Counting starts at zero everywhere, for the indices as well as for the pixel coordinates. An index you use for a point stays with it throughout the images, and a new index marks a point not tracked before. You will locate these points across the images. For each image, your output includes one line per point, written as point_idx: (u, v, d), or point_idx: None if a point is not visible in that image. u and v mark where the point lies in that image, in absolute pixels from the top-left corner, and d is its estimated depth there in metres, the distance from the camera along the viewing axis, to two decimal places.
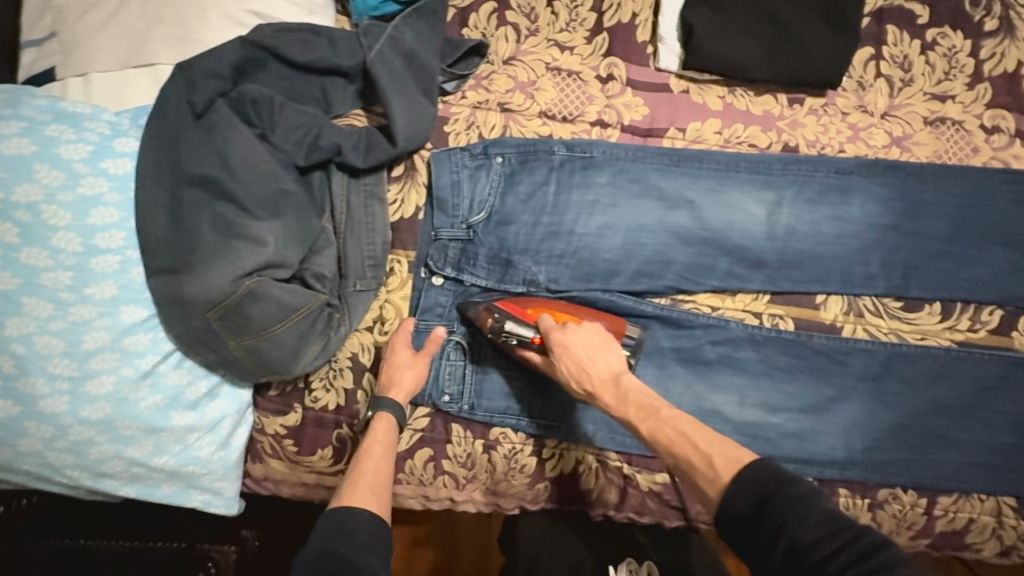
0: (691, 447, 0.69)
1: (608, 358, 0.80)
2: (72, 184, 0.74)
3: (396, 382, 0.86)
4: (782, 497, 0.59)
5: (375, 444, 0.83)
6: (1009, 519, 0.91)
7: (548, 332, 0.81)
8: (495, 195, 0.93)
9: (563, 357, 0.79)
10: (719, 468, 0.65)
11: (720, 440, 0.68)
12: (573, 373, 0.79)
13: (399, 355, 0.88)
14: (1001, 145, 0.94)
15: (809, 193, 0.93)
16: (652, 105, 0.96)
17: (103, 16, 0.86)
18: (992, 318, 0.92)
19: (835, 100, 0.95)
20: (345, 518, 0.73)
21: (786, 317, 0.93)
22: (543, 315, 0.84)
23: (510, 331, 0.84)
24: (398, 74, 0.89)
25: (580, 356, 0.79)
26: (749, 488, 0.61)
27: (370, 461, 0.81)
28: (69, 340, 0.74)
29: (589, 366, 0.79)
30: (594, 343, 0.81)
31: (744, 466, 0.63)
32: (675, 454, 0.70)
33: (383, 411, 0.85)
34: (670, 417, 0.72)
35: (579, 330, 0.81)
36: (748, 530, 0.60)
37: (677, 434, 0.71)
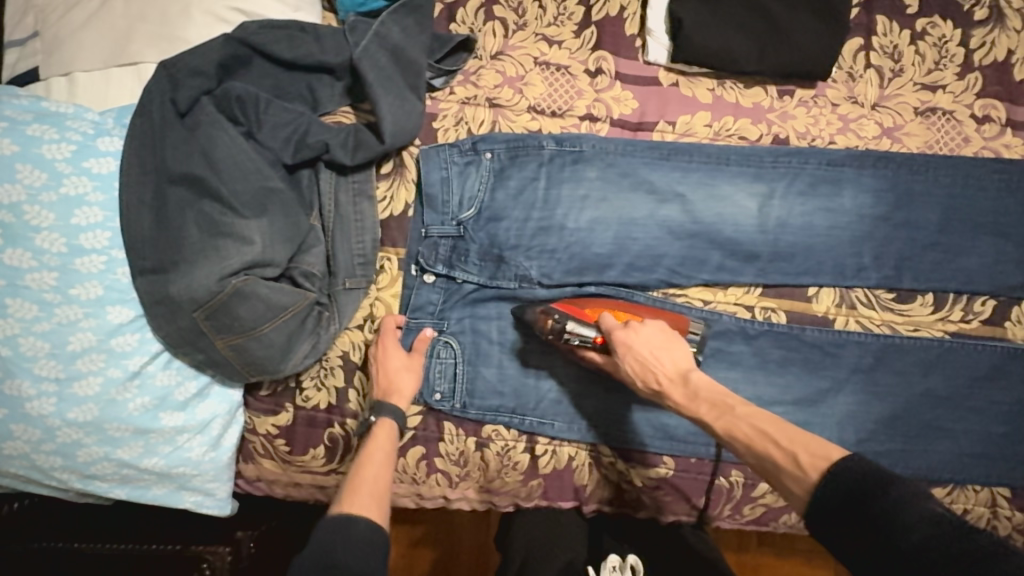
0: (772, 444, 0.66)
1: (673, 355, 0.78)
2: (55, 184, 0.73)
3: (396, 387, 0.85)
4: (881, 497, 0.56)
5: (378, 450, 0.79)
6: (1004, 510, 0.90)
7: (611, 332, 0.80)
8: (485, 190, 0.92)
9: (628, 356, 0.78)
10: (803, 465, 0.62)
11: (795, 435, 0.66)
12: (638, 372, 0.78)
13: (393, 357, 0.87)
14: (992, 135, 0.93)
15: (800, 185, 0.92)
16: (641, 98, 0.95)
17: (85, 15, 0.85)
18: (984, 309, 0.92)
19: (825, 91, 0.94)
20: (340, 524, 0.67)
21: (778, 310, 0.93)
22: (603, 314, 0.83)
23: (571, 333, 0.82)
24: (385, 71, 0.88)
25: (645, 355, 0.77)
26: (843, 487, 0.58)
27: (371, 468, 0.76)
28: (54, 342, 0.74)
29: (656, 365, 0.77)
30: (658, 340, 0.78)
31: (832, 463, 0.60)
32: (754, 452, 0.67)
33: (386, 416, 0.83)
34: (746, 415, 0.70)
35: (641, 329, 0.79)
36: (842, 529, 0.58)
37: (755, 432, 0.68)
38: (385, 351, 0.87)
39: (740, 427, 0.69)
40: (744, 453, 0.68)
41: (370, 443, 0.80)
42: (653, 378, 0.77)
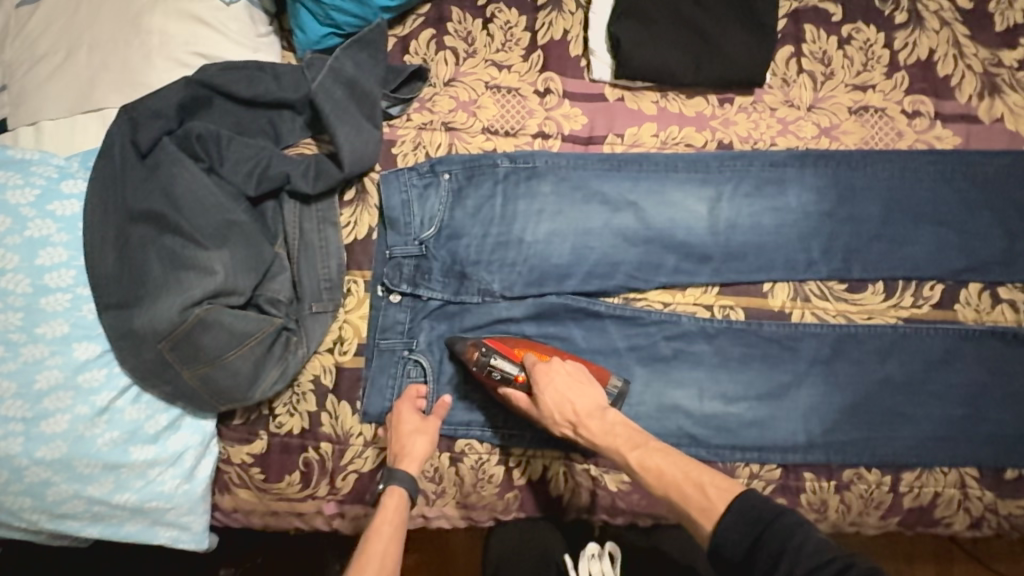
0: (683, 478, 0.74)
1: (591, 391, 0.84)
2: (19, 228, 0.76)
3: (407, 451, 0.85)
4: (778, 528, 0.65)
5: (388, 523, 0.80)
6: (974, 490, 0.92)
7: (533, 367, 0.85)
8: (444, 210, 0.95)
9: (546, 389, 0.83)
10: (711, 496, 0.71)
11: (700, 468, 0.75)
12: (552, 407, 0.82)
13: (403, 424, 0.87)
14: (923, 128, 0.98)
15: (746, 187, 0.96)
16: (589, 114, 1.00)
17: (50, 67, 0.89)
18: (934, 293, 0.95)
19: (762, 97, 0.99)
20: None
21: (736, 307, 0.95)
22: (526, 353, 0.87)
23: (496, 365, 0.85)
24: (341, 103, 0.93)
25: (560, 391, 0.82)
26: (744, 519, 0.67)
27: (379, 543, 0.78)
28: (20, 382, 0.75)
29: (573, 399, 0.82)
30: (574, 378, 0.85)
31: (735, 496, 0.70)
32: (665, 485, 0.75)
33: (396, 484, 0.83)
34: (657, 448, 0.78)
35: (557, 367, 0.85)
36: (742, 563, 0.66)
37: (668, 462, 0.76)
38: (396, 421, 0.88)
39: (653, 459, 0.77)
40: (655, 485, 0.76)
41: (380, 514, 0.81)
42: (570, 412, 0.82)
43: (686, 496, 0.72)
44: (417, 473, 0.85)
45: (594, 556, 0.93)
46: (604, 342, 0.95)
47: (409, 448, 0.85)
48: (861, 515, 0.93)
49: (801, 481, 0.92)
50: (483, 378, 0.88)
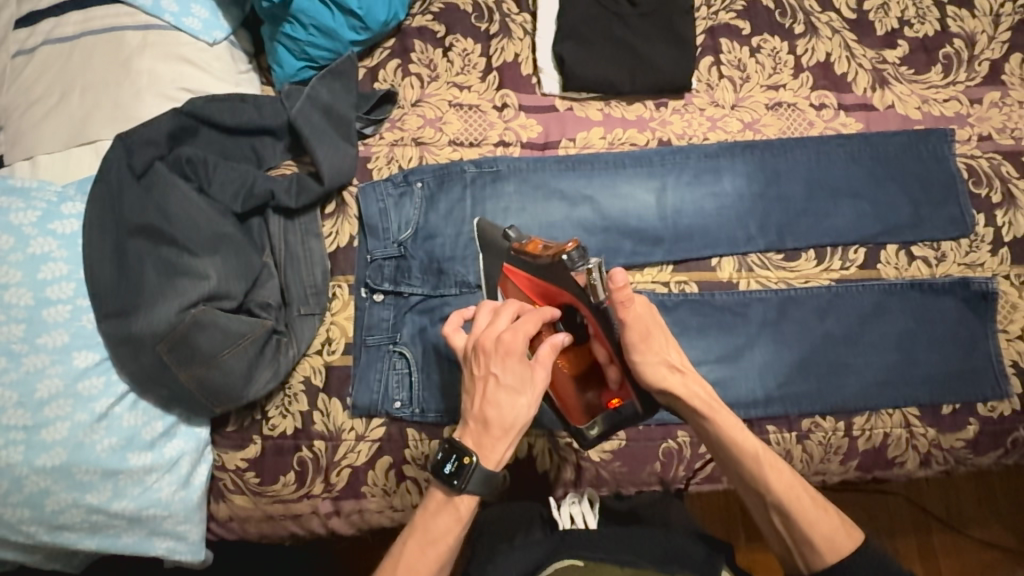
0: (810, 504, 0.80)
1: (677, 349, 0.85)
2: (22, 245, 0.81)
3: (512, 420, 0.77)
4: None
5: (447, 533, 0.78)
6: (918, 428, 1.02)
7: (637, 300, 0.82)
8: (419, 214, 1.04)
9: (655, 327, 0.81)
10: (842, 531, 0.79)
11: (820, 497, 0.82)
12: (657, 353, 0.80)
13: (509, 382, 0.76)
14: (830, 117, 1.14)
15: (686, 176, 1.09)
16: (543, 123, 1.12)
17: (45, 107, 0.97)
18: (858, 256, 1.07)
19: (692, 100, 1.14)
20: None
21: (689, 281, 1.06)
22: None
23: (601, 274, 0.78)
24: (318, 125, 1.03)
25: (663, 338, 0.82)
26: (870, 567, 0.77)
27: (430, 550, 0.77)
28: (22, 391, 0.78)
29: (670, 350, 0.82)
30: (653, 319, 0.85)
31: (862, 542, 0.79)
32: (792, 506, 0.80)
33: (473, 483, 0.77)
34: (786, 467, 0.83)
35: (655, 311, 0.81)
36: None
37: (795, 481, 0.82)
38: (511, 362, 0.76)
39: (782, 473, 0.81)
40: (780, 497, 0.80)
41: (443, 519, 0.79)
42: (672, 366, 0.82)
43: (815, 524, 0.79)
44: (497, 454, 0.77)
45: (574, 501, 0.93)
46: None
47: (509, 414, 0.77)
48: (823, 462, 1.02)
49: (765, 434, 1.00)
50: (564, 275, 0.80)
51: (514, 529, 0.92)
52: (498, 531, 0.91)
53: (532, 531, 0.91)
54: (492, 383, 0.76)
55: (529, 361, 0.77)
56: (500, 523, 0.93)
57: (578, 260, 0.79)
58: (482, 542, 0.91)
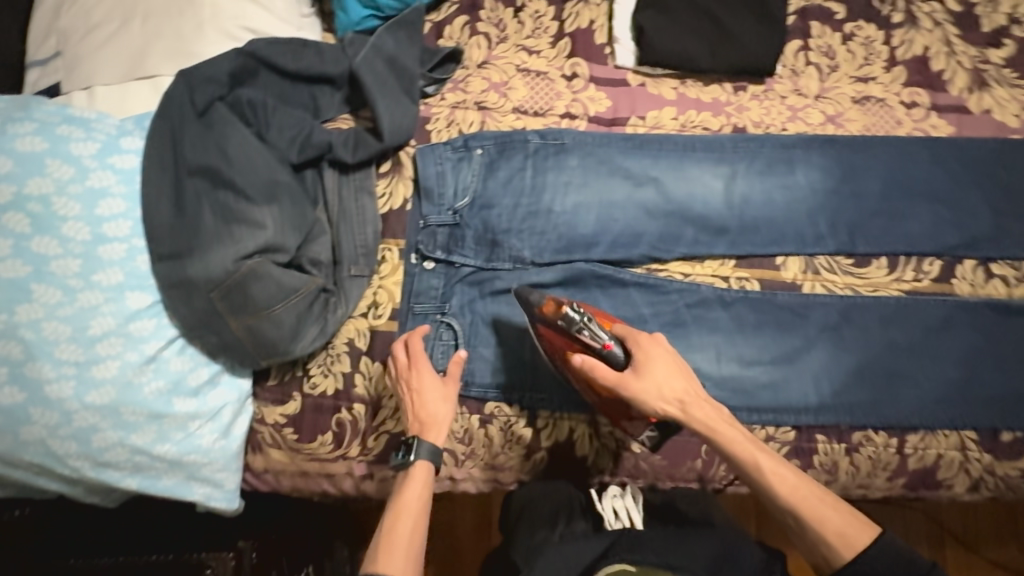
0: (821, 502, 0.78)
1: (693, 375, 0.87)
2: (81, 177, 0.79)
3: (435, 417, 0.84)
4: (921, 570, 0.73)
5: (417, 500, 0.80)
6: (973, 452, 0.98)
7: (636, 338, 0.86)
8: (477, 182, 1.00)
9: (656, 361, 0.84)
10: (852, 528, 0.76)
11: (829, 494, 0.80)
12: (656, 383, 0.82)
13: (449, 382, 0.87)
14: (920, 118, 1.06)
15: (759, 166, 1.03)
16: (613, 97, 1.06)
17: (105, 35, 0.93)
18: (933, 268, 1.02)
19: (773, 86, 1.07)
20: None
21: (751, 278, 1.01)
22: (616, 324, 0.88)
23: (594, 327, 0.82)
24: (381, 77, 0.98)
25: (666, 369, 0.83)
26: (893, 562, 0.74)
27: (406, 521, 0.78)
28: (75, 326, 0.77)
29: (677, 378, 0.84)
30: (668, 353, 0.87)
31: (879, 535, 0.76)
32: (798, 502, 0.78)
33: (422, 458, 0.82)
34: (789, 466, 0.81)
35: (660, 344, 0.86)
36: None
37: (799, 480, 0.80)
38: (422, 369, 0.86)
39: (783, 476, 0.80)
40: (784, 497, 0.79)
41: (407, 488, 0.81)
42: (679, 391, 0.83)
43: (823, 521, 0.77)
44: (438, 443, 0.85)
45: (616, 495, 0.92)
46: (627, 307, 0.99)
47: (435, 409, 0.84)
48: (869, 477, 0.98)
49: (813, 442, 0.97)
50: (564, 333, 0.85)
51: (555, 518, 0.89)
52: (536, 519, 0.89)
53: (575, 522, 0.88)
54: (416, 390, 0.85)
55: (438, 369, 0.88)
56: (539, 508, 0.91)
57: (574, 320, 0.83)
58: (520, 527, 0.89)
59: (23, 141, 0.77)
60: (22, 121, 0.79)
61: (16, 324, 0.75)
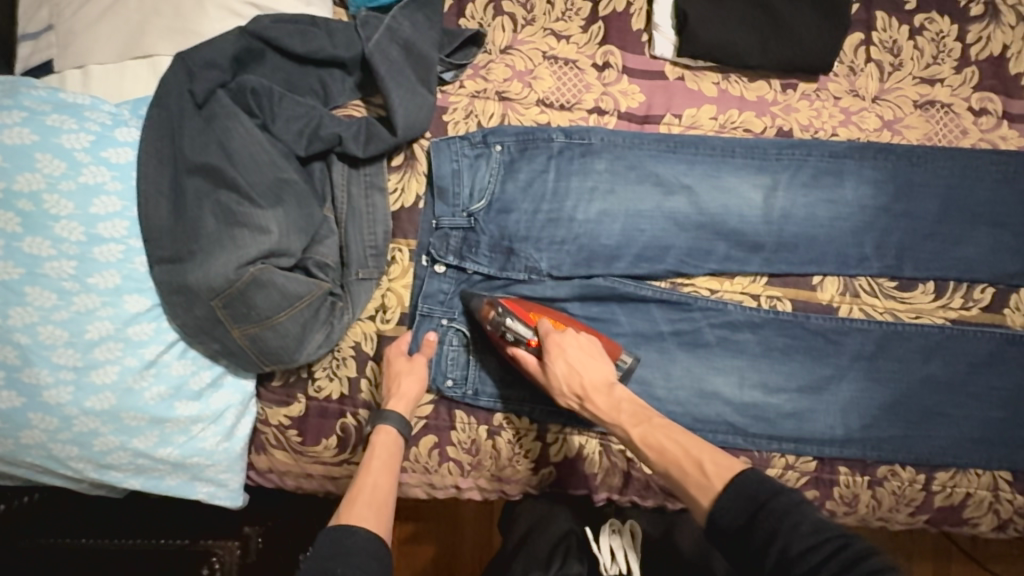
0: (683, 456, 0.73)
1: (602, 366, 0.83)
2: (74, 173, 0.74)
3: (397, 392, 0.86)
4: (774, 505, 0.63)
5: (378, 459, 0.81)
6: (1005, 493, 0.92)
7: (547, 335, 0.84)
8: (495, 182, 0.93)
9: (557, 359, 0.82)
10: (710, 474, 0.69)
11: (706, 446, 0.74)
12: (561, 375, 0.82)
13: (420, 360, 0.89)
14: (989, 127, 0.96)
15: (803, 176, 0.94)
16: (647, 92, 0.97)
17: (99, 8, 0.86)
18: (984, 296, 0.94)
19: (827, 85, 0.97)
20: (344, 534, 0.71)
21: (784, 299, 0.95)
22: (542, 318, 0.86)
23: (512, 328, 0.85)
24: (396, 64, 0.90)
25: (571, 366, 0.82)
26: (741, 497, 0.65)
27: (370, 476, 0.79)
28: (72, 331, 0.75)
29: (582, 372, 0.82)
30: (584, 354, 0.83)
31: (736, 474, 0.67)
32: (667, 462, 0.74)
33: (388, 424, 0.84)
34: (661, 426, 0.77)
35: (569, 335, 0.84)
36: (739, 538, 0.64)
37: (670, 443, 0.75)
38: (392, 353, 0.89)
39: (654, 437, 0.76)
40: (655, 463, 0.76)
41: (372, 451, 0.82)
42: (578, 383, 0.82)
43: (684, 469, 0.72)
44: (408, 415, 0.87)
45: (615, 532, 0.88)
46: (647, 324, 0.94)
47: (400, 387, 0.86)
48: (890, 511, 0.94)
49: (836, 474, 0.93)
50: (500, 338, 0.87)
51: (550, 557, 0.87)
52: (534, 555, 0.87)
53: (570, 563, 0.86)
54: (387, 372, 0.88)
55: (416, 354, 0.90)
56: (537, 543, 0.89)
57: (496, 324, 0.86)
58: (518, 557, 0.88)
59: (10, 133, 0.73)
60: (10, 109, 0.74)
61: (10, 328, 0.73)
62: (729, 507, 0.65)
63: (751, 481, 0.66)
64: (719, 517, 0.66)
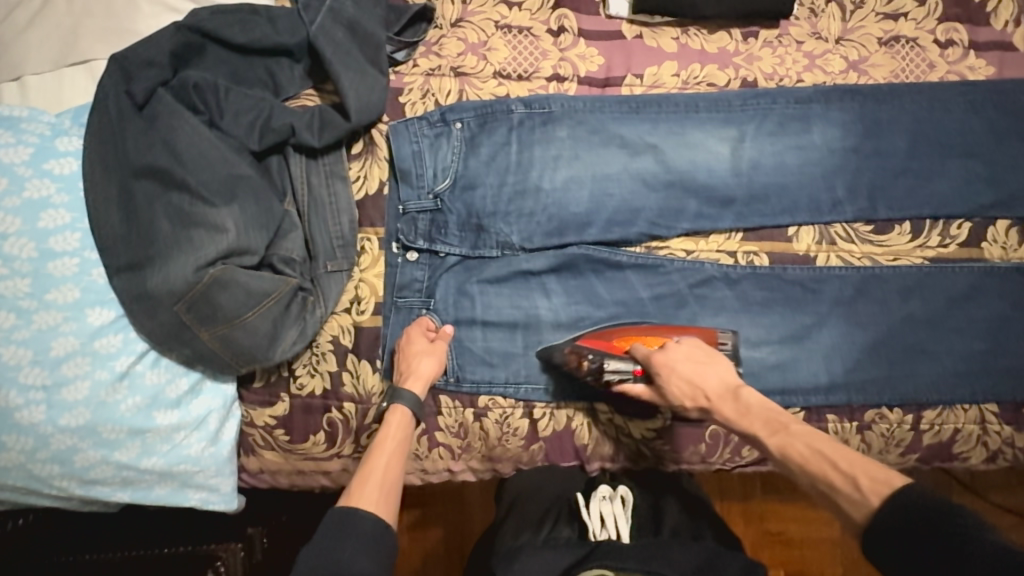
0: (831, 467, 0.65)
1: (716, 369, 0.80)
2: (16, 188, 0.73)
3: (414, 370, 0.85)
4: (947, 526, 0.54)
5: (391, 440, 0.80)
6: (993, 425, 0.93)
7: (649, 358, 0.81)
8: (457, 160, 0.91)
9: (671, 378, 0.79)
10: (863, 488, 0.61)
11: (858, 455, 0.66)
12: (683, 393, 0.79)
13: (440, 343, 0.88)
14: (956, 58, 0.95)
15: (771, 126, 0.92)
16: (606, 53, 0.95)
17: (29, 15, 0.84)
18: (960, 232, 0.93)
19: (788, 29, 0.95)
20: (349, 516, 0.70)
21: (759, 252, 0.94)
22: (635, 343, 0.85)
23: (612, 367, 0.83)
24: (343, 47, 0.87)
25: (687, 380, 0.79)
26: (907, 514, 0.57)
27: (382, 456, 0.78)
28: (36, 349, 0.74)
29: (701, 381, 0.78)
30: (700, 358, 0.80)
31: (895, 492, 0.59)
32: (811, 472, 0.67)
33: (400, 403, 0.83)
34: (801, 434, 0.70)
35: (680, 349, 0.81)
36: (901, 558, 0.56)
37: (811, 451, 0.68)
38: (415, 337, 0.87)
39: (793, 445, 0.69)
40: (799, 474, 0.68)
41: (384, 429, 0.81)
42: (699, 394, 0.79)
43: (831, 484, 0.64)
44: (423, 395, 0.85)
45: (605, 498, 0.90)
46: (625, 292, 0.93)
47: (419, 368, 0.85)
48: (881, 454, 0.94)
49: (824, 422, 0.93)
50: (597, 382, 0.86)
51: (541, 520, 0.89)
52: (524, 518, 0.90)
53: (560, 528, 0.88)
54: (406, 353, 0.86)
55: (436, 340, 0.88)
56: (529, 506, 0.92)
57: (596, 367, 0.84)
58: (508, 520, 0.91)
59: None
60: None
61: None
62: (890, 525, 0.57)
63: (916, 499, 0.57)
64: (882, 536, 0.58)
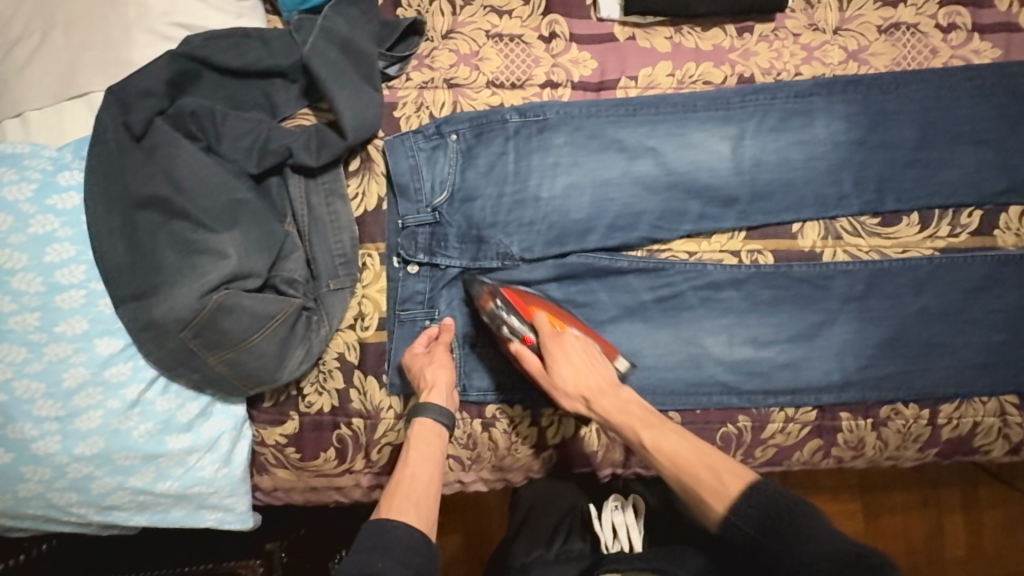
0: (690, 465, 0.74)
1: (599, 367, 0.82)
2: (22, 225, 0.75)
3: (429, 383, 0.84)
4: (789, 520, 0.64)
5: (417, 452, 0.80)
6: (1014, 417, 0.90)
7: (547, 334, 0.83)
8: (454, 172, 0.91)
9: (561, 362, 0.81)
10: (728, 483, 0.70)
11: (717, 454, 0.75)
12: (567, 378, 0.80)
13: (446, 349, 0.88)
14: (960, 42, 0.92)
15: (771, 121, 0.91)
16: (599, 57, 0.94)
17: (27, 51, 0.85)
18: (971, 220, 0.91)
19: (784, 22, 0.94)
20: (385, 528, 0.70)
21: (764, 251, 0.92)
22: (539, 311, 0.86)
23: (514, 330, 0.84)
24: (336, 65, 0.87)
25: (575, 369, 0.81)
26: (761, 506, 0.67)
27: (409, 469, 0.78)
28: (48, 381, 0.75)
29: (585, 376, 0.81)
30: (585, 354, 0.83)
31: (750, 484, 0.69)
32: (672, 468, 0.75)
33: (427, 415, 0.82)
34: (672, 429, 0.78)
35: (580, 342, 0.83)
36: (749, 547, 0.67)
37: (681, 447, 0.75)
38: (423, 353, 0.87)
39: (667, 441, 0.76)
40: (667, 469, 0.75)
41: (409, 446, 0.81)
42: (581, 389, 0.81)
43: (698, 478, 0.72)
44: (445, 403, 0.84)
45: (616, 508, 0.89)
46: (628, 297, 0.92)
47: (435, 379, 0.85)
48: (898, 450, 0.92)
49: (837, 421, 0.91)
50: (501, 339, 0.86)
51: (554, 532, 0.91)
52: (539, 530, 0.91)
53: (573, 540, 0.90)
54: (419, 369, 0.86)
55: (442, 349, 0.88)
56: (542, 520, 0.92)
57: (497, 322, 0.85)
58: (523, 533, 0.92)
59: None
60: None
61: None
62: (746, 518, 0.67)
63: (768, 494, 0.67)
64: (739, 527, 0.67)
